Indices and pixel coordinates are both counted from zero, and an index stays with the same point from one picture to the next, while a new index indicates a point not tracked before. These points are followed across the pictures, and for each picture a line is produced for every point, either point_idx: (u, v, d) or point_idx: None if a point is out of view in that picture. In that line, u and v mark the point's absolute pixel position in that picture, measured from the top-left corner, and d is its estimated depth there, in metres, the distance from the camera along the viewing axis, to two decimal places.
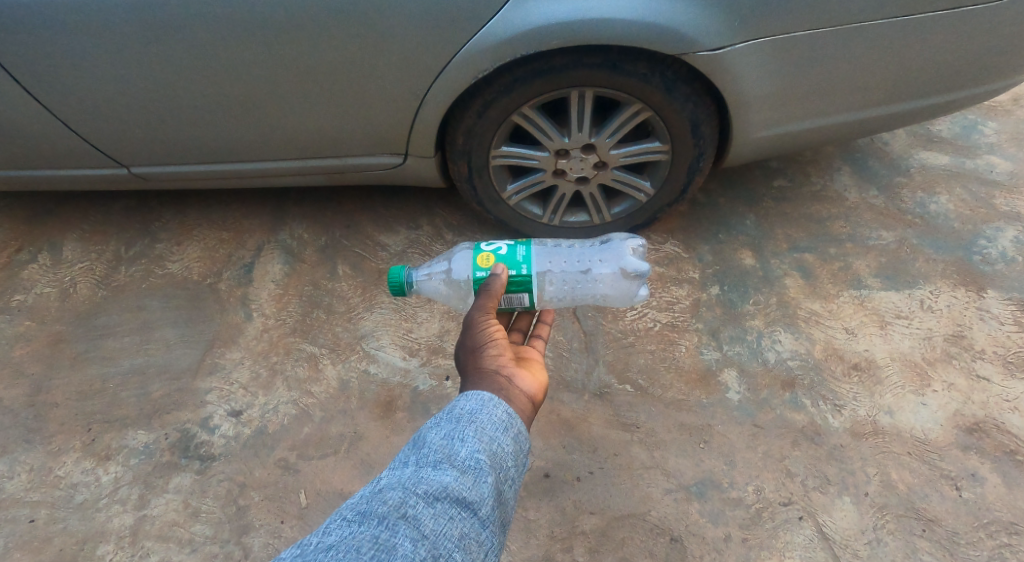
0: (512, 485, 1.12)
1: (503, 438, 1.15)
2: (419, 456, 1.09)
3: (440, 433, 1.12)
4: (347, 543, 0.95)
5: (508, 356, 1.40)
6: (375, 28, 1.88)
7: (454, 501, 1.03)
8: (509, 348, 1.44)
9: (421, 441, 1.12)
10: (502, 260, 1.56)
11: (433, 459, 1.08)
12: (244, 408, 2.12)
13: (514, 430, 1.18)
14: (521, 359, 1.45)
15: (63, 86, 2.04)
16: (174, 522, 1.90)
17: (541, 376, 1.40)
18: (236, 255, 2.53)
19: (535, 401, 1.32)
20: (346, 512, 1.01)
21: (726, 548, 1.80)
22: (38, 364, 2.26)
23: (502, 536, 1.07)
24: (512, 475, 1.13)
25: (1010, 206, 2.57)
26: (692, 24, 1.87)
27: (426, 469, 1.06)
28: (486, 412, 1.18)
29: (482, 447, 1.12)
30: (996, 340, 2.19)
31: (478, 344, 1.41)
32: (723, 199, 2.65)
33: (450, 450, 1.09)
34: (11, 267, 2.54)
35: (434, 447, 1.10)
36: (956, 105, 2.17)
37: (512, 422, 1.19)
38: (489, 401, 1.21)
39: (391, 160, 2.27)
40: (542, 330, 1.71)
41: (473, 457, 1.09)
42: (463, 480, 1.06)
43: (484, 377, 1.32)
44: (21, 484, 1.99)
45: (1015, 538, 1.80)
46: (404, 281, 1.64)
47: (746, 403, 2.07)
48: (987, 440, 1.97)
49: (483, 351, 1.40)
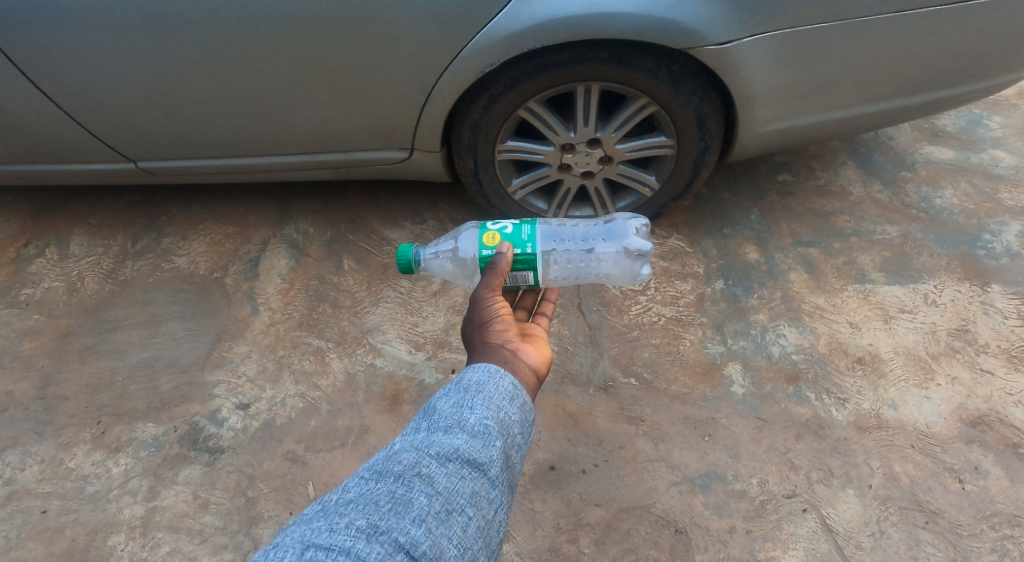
0: (520, 451, 1.14)
1: (511, 406, 1.16)
2: (430, 421, 1.10)
3: (450, 401, 1.13)
4: (365, 498, 0.97)
5: (513, 332, 1.41)
6: (382, 23, 1.90)
7: (465, 461, 1.05)
8: (514, 324, 1.46)
9: (432, 409, 1.13)
10: (507, 239, 1.58)
11: (443, 424, 1.09)
12: (252, 401, 2.14)
13: (520, 400, 1.20)
14: (526, 334, 1.46)
15: (71, 81, 2.06)
16: (183, 513, 1.92)
17: (545, 350, 1.41)
18: (243, 249, 2.55)
19: (539, 374, 1.34)
20: (363, 473, 1.03)
21: (730, 540, 1.82)
22: (47, 357, 2.28)
23: (512, 497, 1.09)
24: (519, 441, 1.14)
25: (1014, 201, 2.57)
26: (698, 18, 1.88)
27: (437, 432, 1.08)
28: (493, 382, 1.19)
29: (491, 414, 1.13)
30: (1000, 334, 2.19)
31: (484, 321, 1.43)
32: (727, 194, 2.66)
33: (460, 416, 1.11)
34: (19, 261, 2.56)
35: (444, 413, 1.11)
36: (963, 98, 2.18)
37: (519, 392, 1.21)
38: (496, 372, 1.22)
39: (397, 154, 2.28)
40: (547, 307, 1.70)
41: (482, 422, 1.11)
42: (473, 443, 1.07)
43: (489, 350, 1.34)
44: (33, 475, 2.01)
45: (1017, 529, 1.81)
46: (411, 258, 1.67)
47: (750, 397, 2.08)
48: (990, 433, 1.98)
49: (489, 326, 1.41)
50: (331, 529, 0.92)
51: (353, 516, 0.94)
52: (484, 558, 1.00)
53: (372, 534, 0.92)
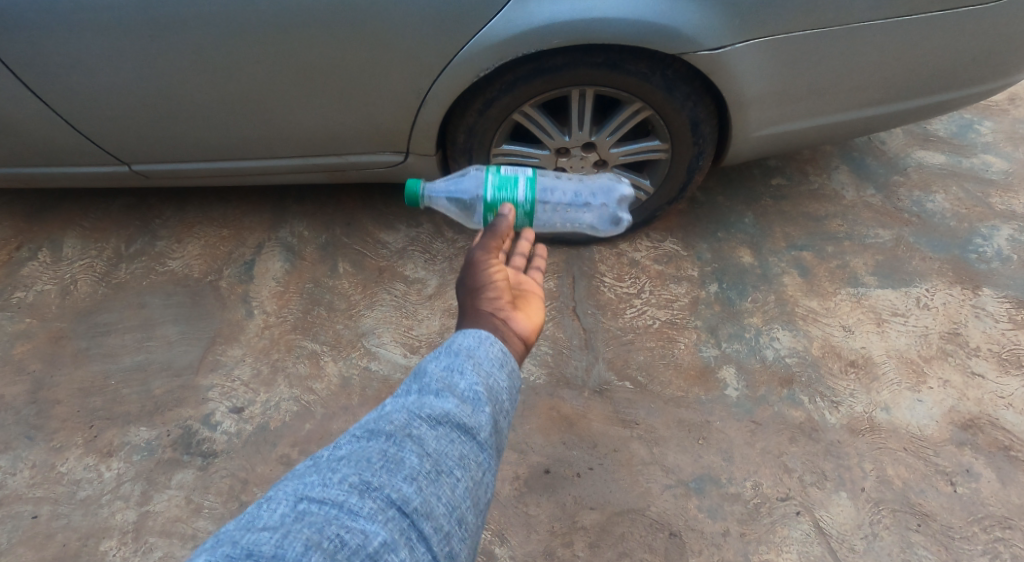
0: (509, 417, 1.12)
1: (501, 372, 1.14)
2: (420, 384, 1.09)
3: (440, 364, 1.12)
4: (357, 455, 0.98)
5: (506, 298, 1.36)
6: (378, 27, 1.90)
7: (455, 425, 1.03)
8: (507, 290, 1.40)
9: (422, 371, 1.12)
10: (514, 199, 1.63)
11: (434, 388, 1.08)
12: (245, 404, 2.13)
13: (510, 366, 1.17)
14: (518, 299, 1.41)
15: (64, 82, 2.04)
16: (176, 518, 1.91)
17: (537, 317, 1.37)
18: (237, 252, 2.54)
19: (529, 343, 1.30)
20: (356, 431, 1.03)
21: (724, 543, 1.82)
22: (39, 361, 2.27)
23: (502, 461, 1.08)
24: (509, 408, 1.12)
25: (1005, 205, 2.59)
26: (693, 24, 1.89)
27: (428, 395, 1.06)
28: (484, 347, 1.17)
29: (480, 380, 1.11)
30: (992, 338, 2.21)
31: (478, 285, 1.38)
32: (721, 197, 2.68)
33: (450, 381, 1.09)
34: (11, 264, 2.54)
35: (435, 375, 1.10)
36: (955, 103, 2.20)
37: (508, 360, 1.18)
38: (487, 338, 1.19)
39: (392, 158, 2.28)
40: (539, 263, 1.60)
41: (473, 388, 1.09)
42: (463, 407, 1.06)
43: (479, 318, 1.29)
44: (24, 480, 2.00)
45: (1009, 532, 1.83)
46: (419, 193, 1.68)
47: (744, 400, 2.09)
48: (982, 436, 2.00)
49: (482, 292, 1.36)
50: (324, 484, 0.93)
51: (346, 472, 0.95)
52: (474, 519, 0.99)
53: (364, 490, 0.93)
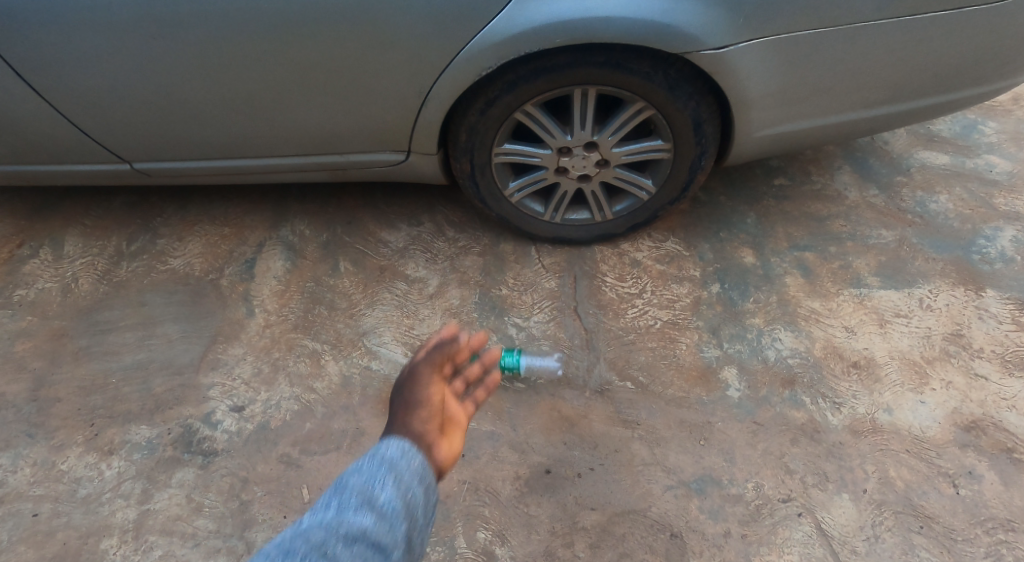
0: (425, 537, 1.07)
1: (420, 490, 1.09)
2: (339, 499, 1.04)
3: (362, 475, 1.07)
4: None
5: (433, 424, 1.25)
6: (379, 25, 1.89)
7: (370, 543, 0.98)
8: (439, 415, 1.28)
9: (342, 484, 1.07)
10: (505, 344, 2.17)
11: (354, 502, 1.03)
12: (246, 403, 2.13)
13: (428, 486, 1.11)
14: (449, 425, 1.29)
15: (65, 80, 2.04)
16: (177, 517, 1.90)
17: (459, 445, 1.25)
18: (238, 251, 2.54)
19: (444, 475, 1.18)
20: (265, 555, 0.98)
21: (725, 544, 1.81)
22: (40, 359, 2.27)
23: None
24: (426, 529, 1.07)
25: (1009, 206, 2.58)
26: (696, 23, 1.88)
27: (347, 512, 1.01)
28: (405, 461, 1.12)
29: (400, 495, 1.06)
30: (995, 339, 2.20)
31: (405, 410, 1.27)
32: (723, 197, 2.67)
33: (370, 493, 1.04)
34: (12, 262, 2.54)
35: (354, 489, 1.05)
36: (959, 103, 2.19)
37: (428, 477, 1.12)
38: (410, 450, 1.14)
39: (393, 157, 2.28)
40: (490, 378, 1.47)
41: (391, 502, 1.04)
42: (381, 525, 1.01)
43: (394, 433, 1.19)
44: (25, 478, 1.99)
45: (1012, 534, 1.81)
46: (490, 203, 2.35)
47: (746, 400, 2.08)
48: (985, 438, 1.99)
49: (408, 417, 1.25)
50: None
51: None
52: None
53: None
